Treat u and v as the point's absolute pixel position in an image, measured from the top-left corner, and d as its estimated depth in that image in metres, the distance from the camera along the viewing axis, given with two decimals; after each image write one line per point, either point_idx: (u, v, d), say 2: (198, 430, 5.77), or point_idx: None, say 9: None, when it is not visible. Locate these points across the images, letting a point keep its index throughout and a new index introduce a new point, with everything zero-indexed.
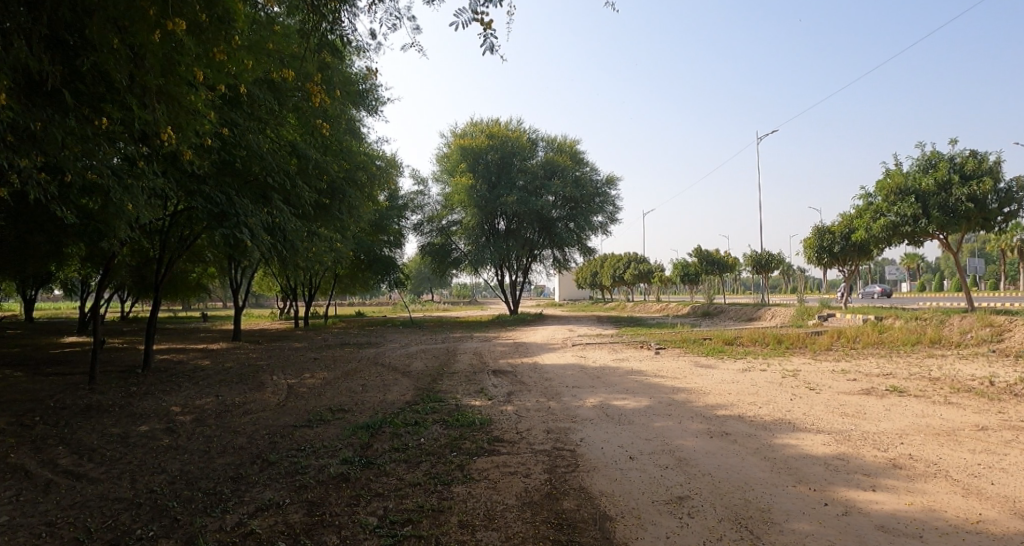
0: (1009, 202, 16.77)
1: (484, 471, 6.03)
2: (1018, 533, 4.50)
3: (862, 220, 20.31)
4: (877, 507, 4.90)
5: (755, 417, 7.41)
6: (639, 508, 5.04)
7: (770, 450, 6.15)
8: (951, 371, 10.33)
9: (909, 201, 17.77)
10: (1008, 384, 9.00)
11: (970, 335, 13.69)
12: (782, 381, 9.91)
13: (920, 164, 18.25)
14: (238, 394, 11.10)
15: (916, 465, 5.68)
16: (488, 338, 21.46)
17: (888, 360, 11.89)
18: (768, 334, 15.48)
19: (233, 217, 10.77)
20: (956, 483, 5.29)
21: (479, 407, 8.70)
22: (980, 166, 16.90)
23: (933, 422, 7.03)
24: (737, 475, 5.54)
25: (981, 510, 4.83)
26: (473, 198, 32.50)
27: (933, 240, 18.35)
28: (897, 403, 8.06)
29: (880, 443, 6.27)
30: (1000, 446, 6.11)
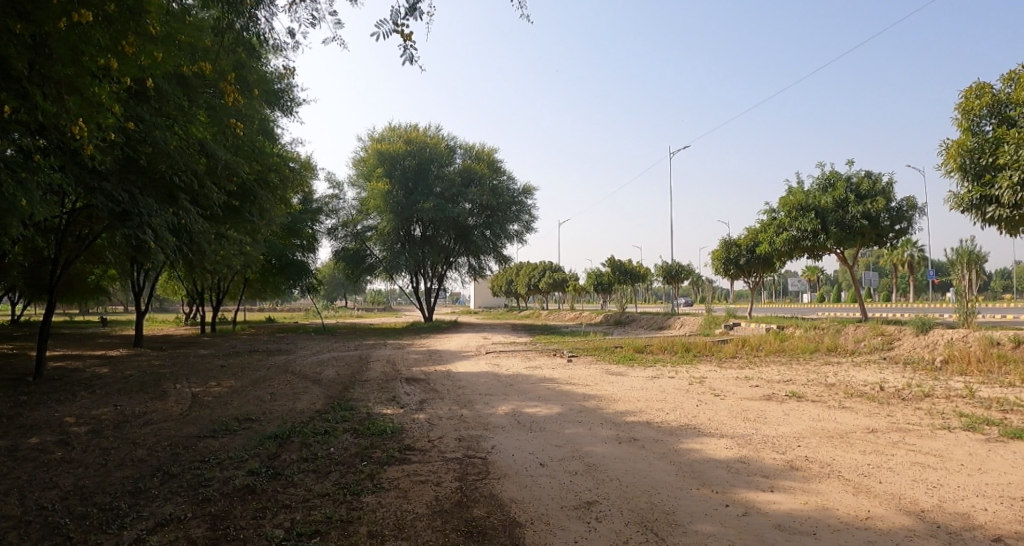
0: (900, 220, 18.10)
1: (394, 480, 5.92)
2: (903, 527, 4.73)
3: (767, 235, 21.37)
4: (775, 507, 5.06)
5: (662, 423, 7.62)
6: (548, 514, 5.06)
7: (675, 455, 6.33)
8: (846, 378, 10.99)
9: (810, 217, 18.80)
10: (896, 389, 9.66)
11: (863, 343, 14.64)
12: (689, 388, 10.24)
13: (820, 183, 19.36)
14: (138, 403, 10.50)
15: (811, 466, 5.92)
16: (402, 345, 21.23)
17: (788, 367, 12.56)
18: (677, 342, 16.01)
19: (135, 216, 10.07)
20: (847, 482, 5.52)
21: (391, 415, 8.59)
22: (874, 186, 18.14)
23: (828, 426, 7.43)
24: (643, 479, 5.65)
25: (870, 507, 5.04)
26: (389, 203, 32.03)
27: (831, 256, 19.50)
28: (796, 408, 8.48)
29: (778, 447, 6.53)
30: (889, 447, 6.42)
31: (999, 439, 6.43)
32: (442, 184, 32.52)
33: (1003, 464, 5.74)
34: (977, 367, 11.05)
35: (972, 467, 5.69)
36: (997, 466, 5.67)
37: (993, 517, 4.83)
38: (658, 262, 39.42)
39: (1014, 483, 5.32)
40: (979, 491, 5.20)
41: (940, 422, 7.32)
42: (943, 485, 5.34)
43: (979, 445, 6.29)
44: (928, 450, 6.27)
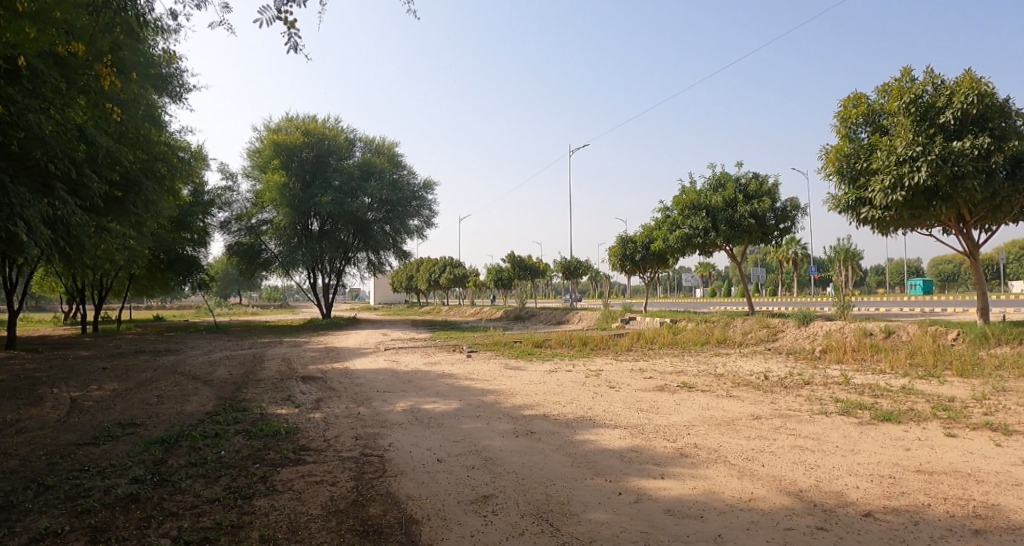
0: (783, 219, 19.28)
1: (288, 482, 5.75)
2: (782, 507, 4.99)
3: (660, 232, 22.17)
4: (665, 493, 5.24)
5: (559, 416, 7.77)
6: (445, 509, 5.03)
7: (571, 446, 6.46)
8: (733, 368, 11.58)
9: (701, 216, 19.65)
10: (777, 378, 10.27)
11: (750, 335, 15.53)
12: (586, 381, 10.50)
13: (711, 183, 20.27)
14: (8, 410, 9.68)
15: (700, 453, 6.18)
16: (299, 342, 20.69)
17: (680, 359, 13.14)
18: (575, 336, 16.39)
19: (5, 207, 9.23)
20: (733, 467, 5.78)
21: (286, 415, 8.34)
22: (761, 188, 19.26)
23: (715, 414, 7.80)
24: (540, 471, 5.73)
25: (753, 489, 5.29)
26: (286, 197, 31.13)
27: (719, 252, 20.54)
28: (686, 398, 8.87)
29: (669, 436, 6.79)
30: (770, 432, 6.80)
31: (869, 422, 6.94)
32: (341, 178, 32.10)
33: (870, 444, 6.20)
34: (850, 356, 11.98)
35: (844, 448, 6.12)
36: (866, 446, 6.12)
37: (863, 494, 5.19)
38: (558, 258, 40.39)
39: (881, 461, 5.75)
40: (851, 470, 5.58)
41: (816, 408, 7.83)
42: (820, 466, 5.70)
43: (851, 428, 6.76)
44: (807, 434, 6.67)
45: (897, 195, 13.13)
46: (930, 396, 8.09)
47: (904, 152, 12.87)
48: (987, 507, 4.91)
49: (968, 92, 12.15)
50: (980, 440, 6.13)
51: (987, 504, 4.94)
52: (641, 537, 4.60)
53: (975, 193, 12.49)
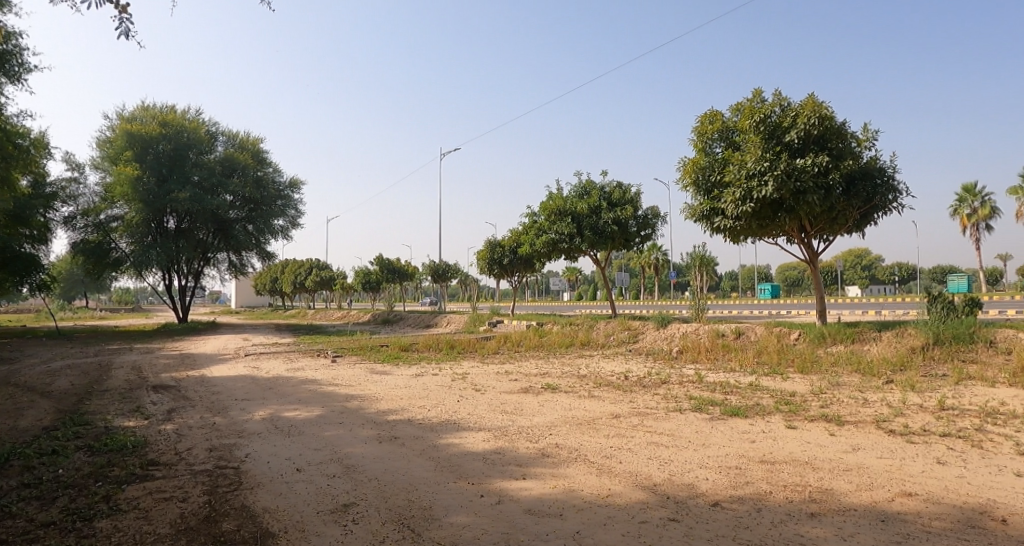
0: (645, 226, 20.30)
1: (134, 500, 5.41)
2: (638, 501, 5.20)
3: (528, 236, 22.63)
4: (526, 493, 5.35)
5: (423, 420, 7.78)
6: (303, 520, 4.89)
7: (435, 450, 6.47)
8: (596, 369, 12.03)
9: (567, 221, 20.26)
10: (637, 378, 10.73)
11: (613, 337, 16.37)
12: (452, 384, 10.56)
13: (577, 190, 20.90)
14: None
15: (561, 452, 6.35)
16: (150, 349, 19.53)
17: (545, 361, 13.53)
18: (443, 339, 16.54)
19: None
20: (593, 464, 5.97)
21: (133, 428, 7.86)
22: (624, 196, 20.11)
23: (577, 414, 8.05)
24: (403, 476, 5.71)
25: (611, 486, 5.49)
26: (138, 191, 29.31)
27: (585, 257, 21.19)
28: (550, 399, 9.10)
29: (531, 436, 6.93)
30: (628, 430, 7.08)
31: (720, 417, 7.38)
32: (201, 174, 31.02)
33: (720, 438, 6.60)
34: (705, 355, 12.90)
35: (696, 442, 6.48)
36: (717, 440, 6.51)
37: (712, 485, 5.50)
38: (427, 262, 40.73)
39: (729, 453, 6.13)
40: (701, 463, 5.91)
41: (672, 405, 8.24)
42: (673, 461, 6.00)
43: (703, 423, 7.16)
44: (662, 430, 7.00)
45: (746, 206, 13.82)
46: (774, 391, 8.74)
47: (754, 167, 13.52)
48: (821, 491, 5.34)
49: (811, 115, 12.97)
50: (817, 430, 6.68)
51: (821, 488, 5.37)
52: (503, 538, 4.65)
53: (813, 207, 13.39)
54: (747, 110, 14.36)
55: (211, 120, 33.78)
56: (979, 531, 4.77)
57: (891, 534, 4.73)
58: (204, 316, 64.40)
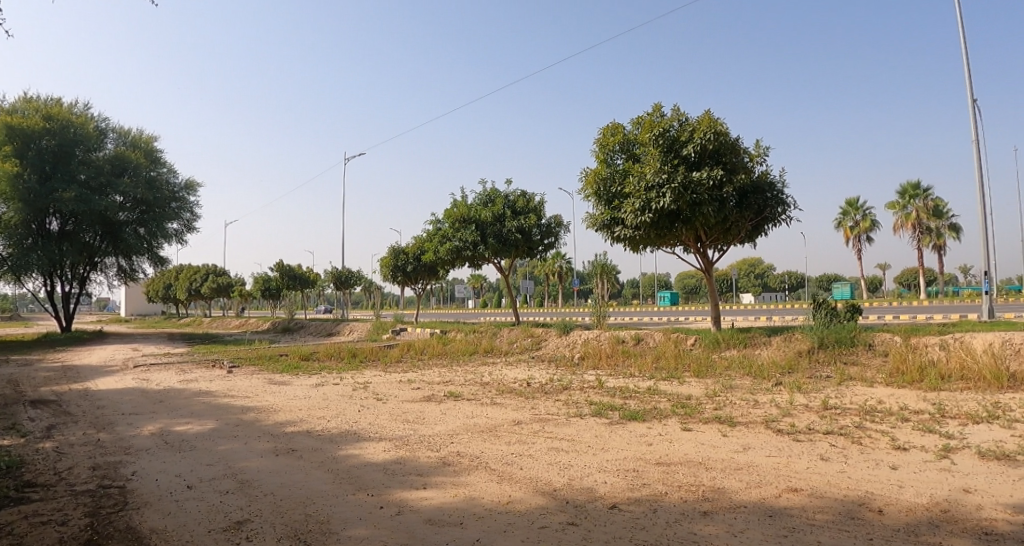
0: (548, 234, 22.35)
1: (8, 525, 5.08)
2: (537, 507, 5.29)
3: (431, 243, 23.83)
4: (426, 503, 5.38)
5: (323, 430, 7.70)
6: (194, 540, 4.73)
7: (334, 461, 6.44)
8: (499, 376, 12.30)
9: (471, 229, 21.73)
10: (540, 384, 10.92)
11: (516, 344, 17.27)
12: (353, 395, 10.54)
13: (480, 198, 22.53)
14: None
15: (462, 459, 6.41)
16: (27, 362, 18.48)
17: (448, 369, 13.76)
18: (345, 348, 16.95)
19: None
20: (494, 471, 6.04)
21: (7, 448, 7.38)
22: (527, 205, 21.99)
23: (480, 421, 8.12)
24: (300, 490, 5.64)
25: (511, 492, 5.57)
26: (16, 189, 27.54)
27: (488, 263, 22.90)
28: (453, 407, 9.14)
29: (432, 445, 6.95)
30: (529, 436, 7.19)
31: (619, 421, 7.66)
32: (88, 172, 29.80)
33: (619, 441, 6.83)
34: (606, 362, 13.83)
35: (595, 447, 6.66)
36: (615, 443, 6.74)
37: (610, 488, 5.65)
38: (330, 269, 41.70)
39: (627, 457, 6.33)
40: (600, 467, 6.07)
41: (572, 410, 8.46)
42: (573, 465, 6.14)
43: (603, 427, 7.40)
44: (562, 436, 7.17)
45: (646, 216, 14.51)
46: (672, 396, 9.18)
47: (653, 179, 14.25)
48: (714, 490, 5.57)
49: (706, 131, 13.82)
50: (710, 431, 7.07)
51: (713, 488, 5.59)
52: None
53: (708, 218, 14.33)
54: (647, 123, 15.05)
55: (100, 116, 32.86)
56: (858, 522, 5.09)
57: (778, 528, 4.97)
58: (98, 323, 61.04)
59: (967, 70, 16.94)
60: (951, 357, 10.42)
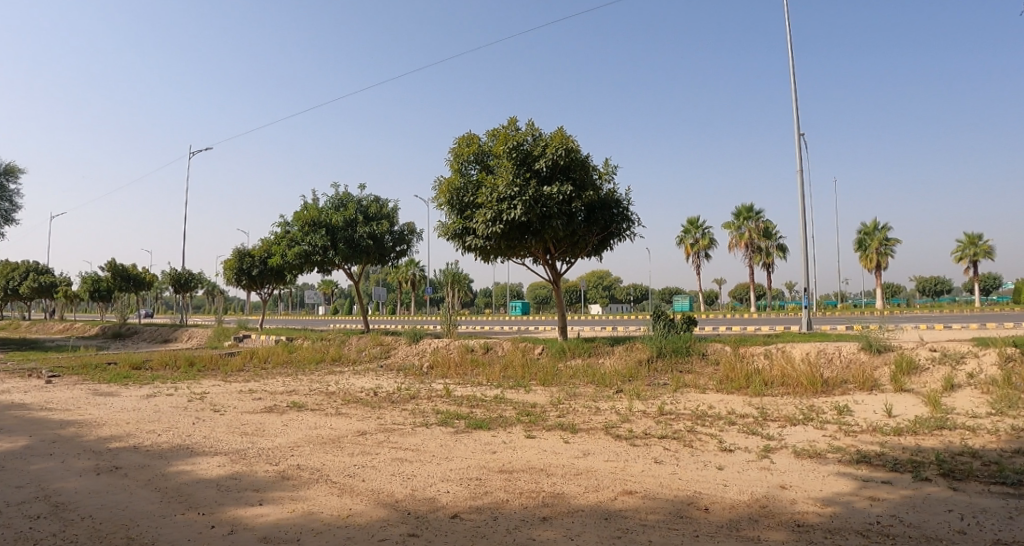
0: (399, 241, 24.32)
1: None
2: (376, 519, 5.30)
3: (279, 247, 24.48)
4: (263, 520, 5.27)
5: (153, 446, 7.44)
6: None
7: (163, 480, 6.23)
8: (345, 386, 12.69)
9: (321, 233, 22.97)
10: (385, 394, 11.49)
11: (365, 352, 18.14)
12: (187, 406, 10.18)
13: (333, 202, 23.84)
14: None
15: (302, 474, 6.44)
16: None
17: (292, 378, 13.97)
18: (182, 356, 16.88)
19: None
20: (334, 485, 6.09)
21: None
22: (380, 211, 23.83)
23: (322, 432, 8.14)
24: (122, 512, 5.38)
25: (352, 505, 5.58)
26: None
27: (338, 269, 24.14)
28: (295, 417, 9.13)
29: (271, 458, 6.97)
30: (374, 447, 7.32)
31: (465, 429, 8.17)
32: None
33: (462, 450, 7.16)
34: (454, 371, 14.60)
35: (439, 456, 6.93)
36: (458, 453, 7.04)
37: (452, 497, 5.81)
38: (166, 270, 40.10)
39: (471, 466, 6.61)
40: (444, 477, 6.27)
41: (419, 420, 8.84)
42: (416, 476, 6.31)
43: (448, 437, 7.78)
44: (407, 446, 7.40)
45: (496, 227, 15.02)
46: (518, 404, 10.05)
47: (504, 191, 14.77)
48: (553, 495, 5.81)
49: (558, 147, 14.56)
50: (551, 438, 7.71)
51: (553, 493, 5.85)
52: None
53: (557, 231, 15.17)
54: (502, 136, 15.58)
55: None
56: (686, 520, 5.43)
57: (612, 530, 5.17)
58: None
59: (793, 104, 18.66)
60: (773, 365, 11.65)
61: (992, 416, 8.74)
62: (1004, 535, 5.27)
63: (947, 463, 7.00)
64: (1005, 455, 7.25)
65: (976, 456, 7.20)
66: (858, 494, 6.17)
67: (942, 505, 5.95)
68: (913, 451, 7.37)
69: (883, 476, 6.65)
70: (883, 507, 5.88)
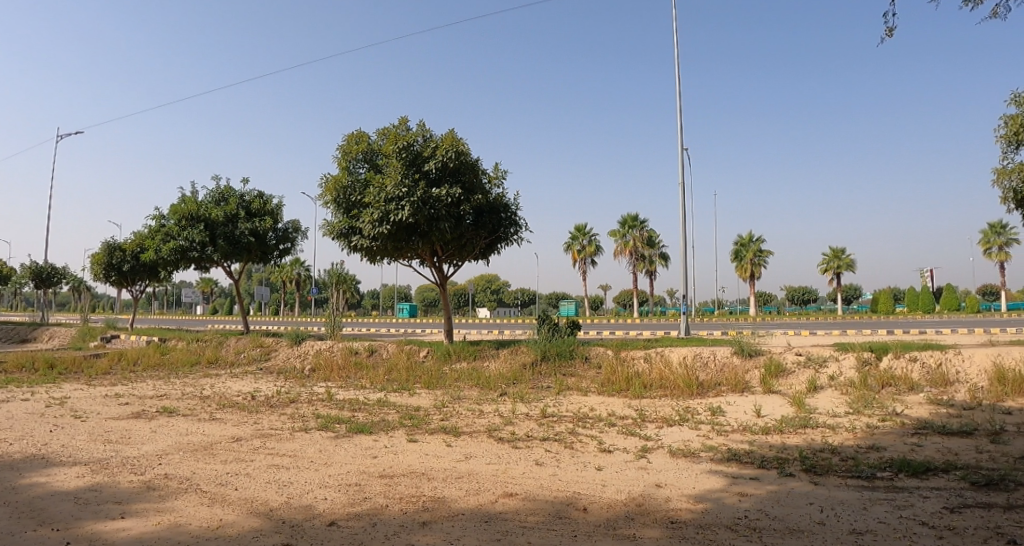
0: (283, 239, 23.55)
1: None
2: (249, 529, 5.06)
3: (153, 241, 23.06)
4: (123, 534, 4.91)
5: (1, 457, 6.79)
6: None
7: (11, 494, 5.69)
8: (222, 390, 12.10)
9: (199, 228, 21.92)
10: (265, 398, 11.05)
11: (243, 354, 17.39)
12: (43, 412, 9.36)
13: (213, 196, 22.74)
14: None
15: (170, 483, 6.07)
16: None
17: (165, 382, 13.18)
18: (39, 358, 15.52)
19: None
20: (205, 495, 5.78)
21: None
22: (263, 207, 22.97)
23: (195, 439, 7.72)
24: None
25: (223, 516, 5.30)
26: None
27: (216, 267, 23.07)
28: (165, 424, 8.61)
29: (137, 468, 6.53)
30: (248, 453, 7.03)
31: (346, 434, 8.00)
32: None
33: (342, 456, 7.00)
34: (336, 373, 14.22)
35: (318, 462, 6.74)
36: (338, 459, 6.88)
37: (330, 504, 5.66)
38: (24, 263, 36.75)
39: (351, 471, 6.47)
40: (322, 483, 6.11)
41: (299, 425, 8.56)
42: (293, 483, 6.10)
43: (328, 442, 7.59)
44: (284, 452, 7.15)
45: (383, 228, 14.84)
46: (401, 407, 9.97)
47: (392, 191, 14.61)
48: (434, 500, 5.78)
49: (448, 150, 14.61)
50: (434, 441, 7.69)
51: (434, 497, 5.81)
52: None
53: (444, 234, 15.20)
54: (392, 135, 15.44)
55: None
56: (565, 520, 5.54)
57: (493, 533, 5.19)
58: None
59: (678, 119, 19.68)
60: (652, 369, 12.16)
61: (849, 415, 9.54)
62: (857, 524, 5.73)
63: (810, 459, 7.55)
64: (861, 450, 7.92)
65: (835, 452, 7.81)
66: (728, 490, 6.52)
67: (804, 498, 6.39)
68: (779, 449, 7.88)
69: (751, 472, 7.07)
70: (750, 502, 6.25)
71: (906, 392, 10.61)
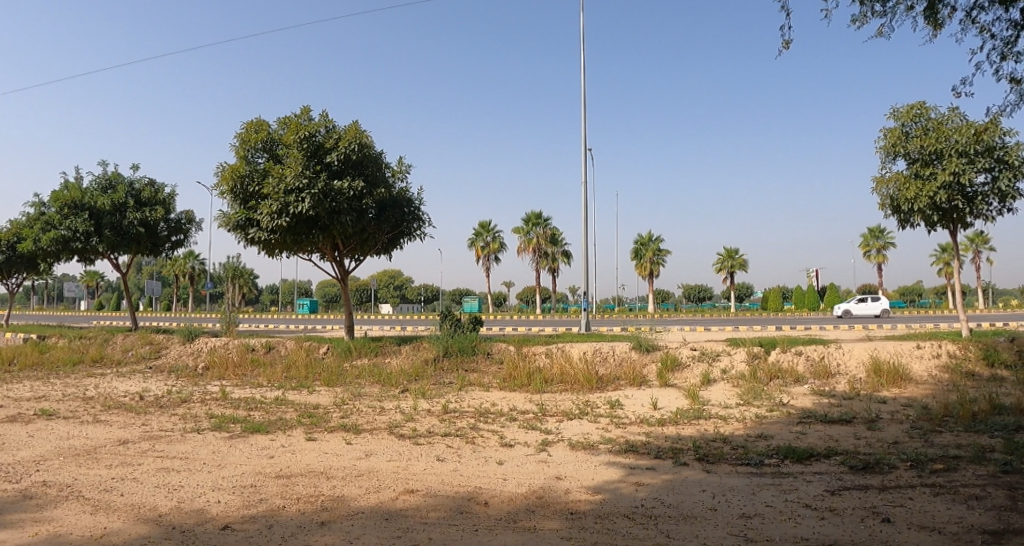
0: (176, 230, 22.42)
1: None
2: (136, 536, 4.84)
3: (30, 230, 21.40)
4: None
5: None
6: None
7: None
8: (107, 390, 11.41)
9: (83, 217, 20.55)
10: (154, 398, 10.52)
11: (132, 353, 16.42)
12: None
13: (99, 182, 21.34)
14: None
15: (48, 491, 5.70)
16: None
17: (43, 383, 12.30)
18: None
19: None
20: (87, 502, 5.47)
21: None
22: (155, 196, 21.76)
23: (76, 443, 7.26)
24: None
25: (107, 524, 5.04)
26: None
27: (101, 258, 21.70)
28: (43, 427, 8.05)
29: (10, 475, 6.08)
30: (136, 457, 6.69)
31: (241, 434, 7.76)
32: None
33: (237, 457, 6.79)
34: (231, 372, 13.70)
35: (210, 464, 6.51)
36: (233, 460, 6.67)
37: (224, 508, 5.49)
38: None
39: (246, 473, 6.29)
40: (215, 486, 5.91)
41: (191, 425, 8.22)
42: (184, 487, 5.87)
43: (222, 442, 7.34)
44: (174, 454, 6.86)
45: (282, 220, 14.45)
46: (300, 405, 9.76)
47: (292, 182, 14.25)
48: (333, 499, 5.72)
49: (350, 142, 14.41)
50: (333, 439, 7.58)
51: (333, 496, 5.76)
52: None
53: (346, 227, 14.99)
54: (294, 124, 15.05)
55: None
56: (466, 515, 5.62)
57: (394, 530, 5.20)
58: None
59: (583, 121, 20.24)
60: (554, 364, 12.46)
61: (740, 406, 10.15)
62: (745, 509, 6.12)
63: (703, 448, 7.99)
64: (750, 439, 8.45)
65: (726, 442, 8.30)
66: (626, 480, 6.81)
67: (697, 486, 6.76)
68: (674, 440, 8.28)
69: (648, 463, 7.40)
70: (646, 491, 6.55)
71: (792, 384, 11.41)
